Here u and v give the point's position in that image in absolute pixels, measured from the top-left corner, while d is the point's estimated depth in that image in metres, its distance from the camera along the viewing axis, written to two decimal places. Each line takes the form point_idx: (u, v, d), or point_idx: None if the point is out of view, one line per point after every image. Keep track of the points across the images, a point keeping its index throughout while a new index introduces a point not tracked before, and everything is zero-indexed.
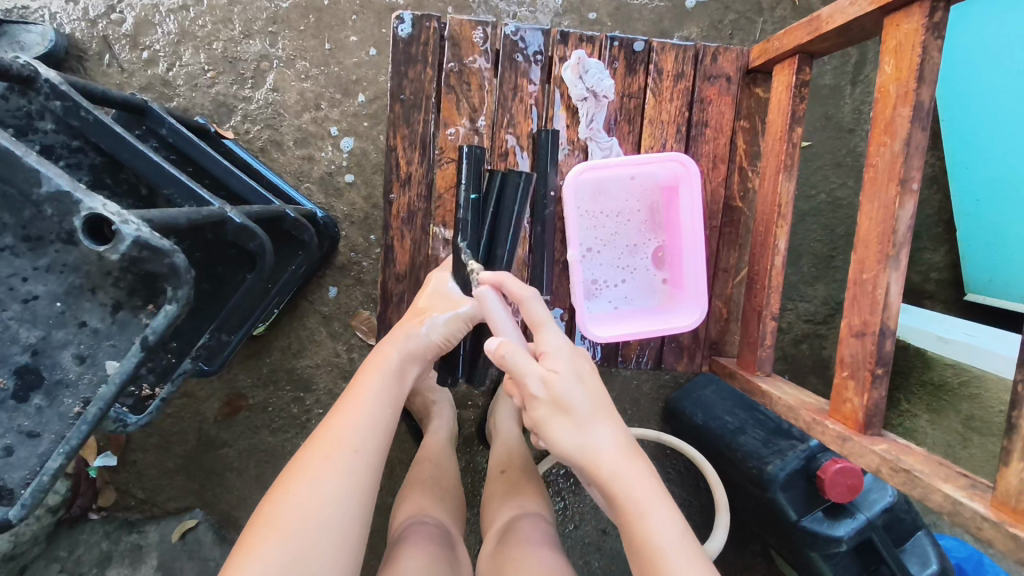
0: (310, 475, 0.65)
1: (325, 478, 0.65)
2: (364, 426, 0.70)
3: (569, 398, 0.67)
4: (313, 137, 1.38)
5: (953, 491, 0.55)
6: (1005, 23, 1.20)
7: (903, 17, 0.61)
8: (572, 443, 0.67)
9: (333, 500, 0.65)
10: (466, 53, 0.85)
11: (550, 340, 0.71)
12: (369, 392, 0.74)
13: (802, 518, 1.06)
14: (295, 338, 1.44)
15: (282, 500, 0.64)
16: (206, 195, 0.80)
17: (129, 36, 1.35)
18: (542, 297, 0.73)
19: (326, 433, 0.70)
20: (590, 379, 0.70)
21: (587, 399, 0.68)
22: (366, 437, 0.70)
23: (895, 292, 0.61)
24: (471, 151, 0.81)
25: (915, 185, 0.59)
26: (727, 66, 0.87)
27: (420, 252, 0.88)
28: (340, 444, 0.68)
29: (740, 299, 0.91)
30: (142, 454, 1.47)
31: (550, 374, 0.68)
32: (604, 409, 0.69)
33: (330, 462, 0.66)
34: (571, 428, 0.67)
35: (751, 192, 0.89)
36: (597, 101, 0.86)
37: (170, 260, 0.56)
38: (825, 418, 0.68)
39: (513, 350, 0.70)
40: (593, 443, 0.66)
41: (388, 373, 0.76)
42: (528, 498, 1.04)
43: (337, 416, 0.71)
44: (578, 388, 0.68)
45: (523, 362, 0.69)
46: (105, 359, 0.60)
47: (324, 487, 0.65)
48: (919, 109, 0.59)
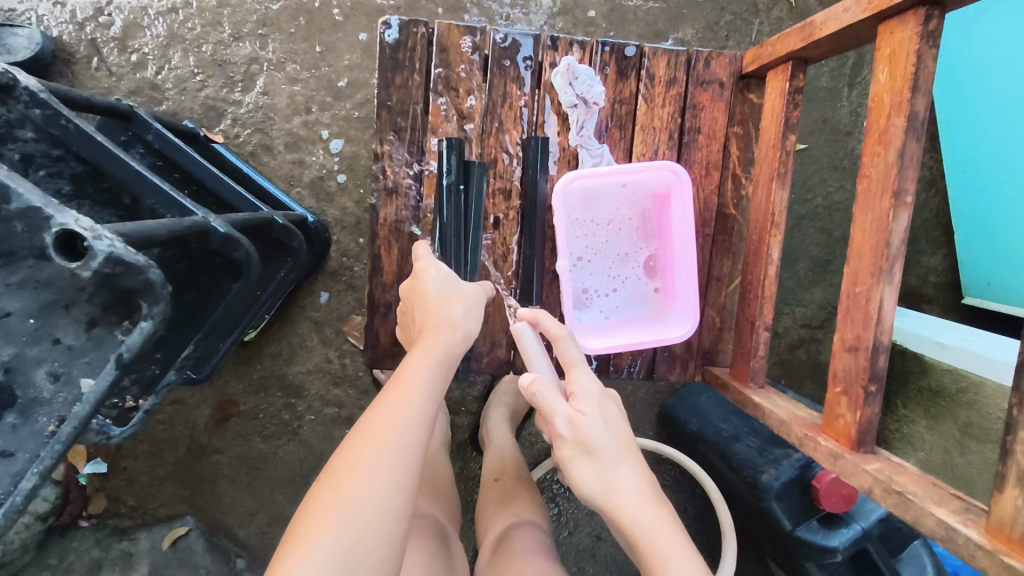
0: (359, 469, 0.61)
1: (377, 472, 0.61)
2: (413, 417, 0.67)
3: (595, 440, 0.69)
4: (304, 141, 1.36)
5: (947, 515, 0.54)
6: (998, 25, 1.20)
7: (898, 25, 0.59)
8: (595, 484, 0.68)
9: (385, 494, 0.61)
10: (454, 59, 0.83)
11: (581, 381, 0.74)
12: (414, 384, 0.69)
13: (796, 528, 1.06)
14: (287, 345, 1.43)
15: (331, 495, 0.60)
16: (190, 204, 0.79)
17: (118, 39, 1.33)
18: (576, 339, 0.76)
19: (372, 425, 0.65)
20: (616, 423, 0.72)
21: (612, 441, 0.70)
22: (414, 428, 0.66)
23: (888, 306, 0.60)
24: (450, 143, 0.80)
25: (909, 197, 0.58)
26: (720, 71, 0.86)
27: (407, 261, 0.86)
28: (390, 436, 0.64)
29: (733, 308, 0.89)
30: (133, 461, 1.46)
31: (577, 415, 0.71)
32: (631, 453, 0.70)
33: (380, 455, 0.63)
34: (594, 470, 0.69)
35: (744, 200, 0.88)
36: (587, 108, 0.84)
37: (145, 276, 0.55)
38: (818, 434, 0.67)
39: (544, 388, 0.73)
40: (615, 485, 0.68)
41: (429, 364, 0.72)
42: (522, 507, 1.03)
43: (382, 405, 0.67)
44: (604, 431, 0.70)
45: (552, 399, 0.72)
46: (80, 376, 0.58)
47: (376, 482, 0.61)
48: (914, 119, 0.57)
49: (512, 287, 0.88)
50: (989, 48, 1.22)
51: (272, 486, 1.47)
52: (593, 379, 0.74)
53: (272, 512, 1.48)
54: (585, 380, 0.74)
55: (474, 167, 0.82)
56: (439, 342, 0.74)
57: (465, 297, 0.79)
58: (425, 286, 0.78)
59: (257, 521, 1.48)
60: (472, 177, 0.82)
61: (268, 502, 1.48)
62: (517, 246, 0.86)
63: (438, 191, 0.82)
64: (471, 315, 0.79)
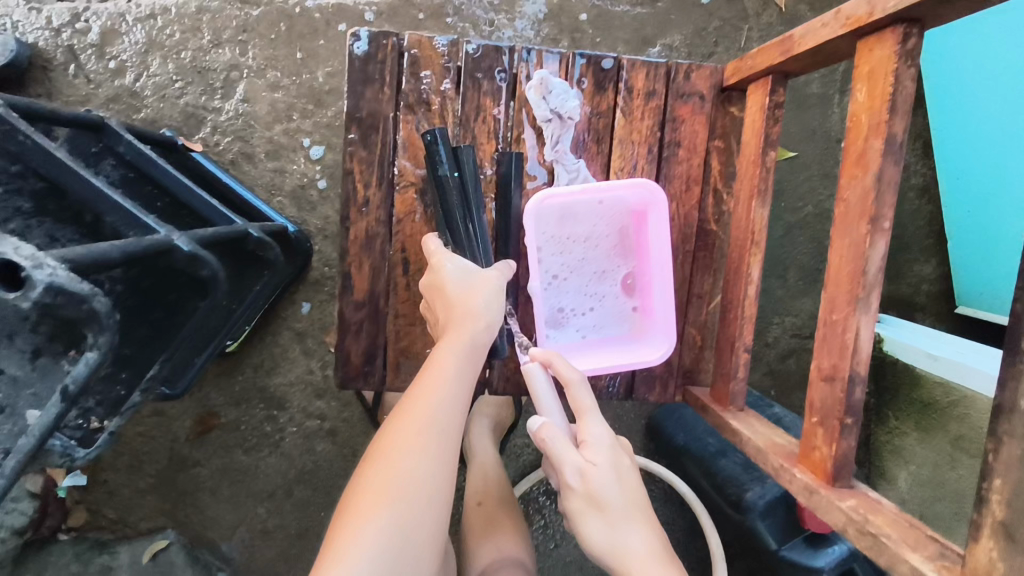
0: (396, 463, 0.66)
1: (413, 465, 0.66)
2: (445, 409, 0.70)
3: (605, 496, 0.69)
4: (285, 149, 1.34)
5: (920, 562, 0.52)
6: (992, 32, 1.18)
7: (876, 42, 0.57)
8: (603, 539, 0.69)
9: (422, 485, 0.66)
10: (426, 71, 0.81)
11: (593, 430, 0.73)
12: (448, 370, 0.72)
13: (781, 547, 1.02)
14: (268, 355, 1.40)
15: (374, 489, 0.64)
16: (152, 222, 0.77)
17: (95, 45, 1.31)
18: (588, 385, 0.75)
19: (412, 407, 0.69)
20: (627, 477, 0.71)
21: (622, 496, 0.70)
22: (446, 419, 0.70)
23: (865, 335, 0.58)
24: (438, 132, 0.77)
25: (887, 223, 0.56)
26: (700, 83, 0.83)
27: (380, 280, 0.84)
28: (430, 422, 0.69)
29: (715, 327, 0.87)
30: (112, 473, 1.43)
31: (590, 468, 0.70)
32: (640, 509, 0.70)
33: (416, 449, 0.67)
34: (602, 525, 0.69)
35: (726, 215, 0.86)
36: (562, 122, 0.82)
37: (89, 305, 0.54)
38: (793, 466, 0.65)
39: (556, 436, 0.71)
40: (625, 543, 0.68)
41: (462, 352, 0.73)
42: (507, 538, 1.00)
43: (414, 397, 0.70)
44: (615, 486, 0.70)
45: (563, 449, 0.70)
46: (25, 409, 0.56)
47: (415, 475, 0.66)
48: (892, 142, 0.55)
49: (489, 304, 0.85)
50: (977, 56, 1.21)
51: (254, 499, 1.45)
52: (605, 428, 0.73)
53: (254, 525, 1.46)
54: (599, 430, 0.72)
55: (464, 153, 0.79)
56: (466, 335, 0.74)
57: (485, 286, 0.76)
58: (443, 281, 0.76)
59: (238, 534, 1.46)
60: (462, 161, 0.78)
61: (250, 515, 1.46)
62: (496, 258, 0.84)
63: (436, 181, 0.78)
64: (493, 304, 0.76)
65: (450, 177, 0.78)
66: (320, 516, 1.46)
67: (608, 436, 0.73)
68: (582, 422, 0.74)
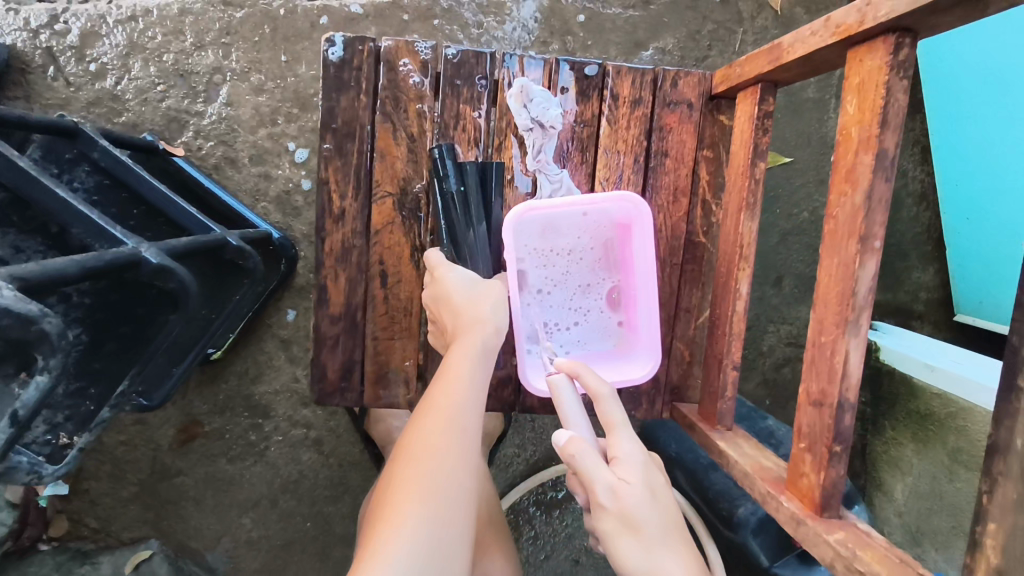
0: (426, 457, 0.64)
1: (441, 472, 0.63)
2: (468, 405, 0.69)
3: (640, 516, 0.64)
4: (270, 154, 1.31)
5: None
6: (984, 38, 1.16)
7: (867, 52, 0.55)
8: (639, 564, 0.64)
9: (454, 481, 0.64)
10: (405, 77, 0.78)
11: (624, 446, 0.69)
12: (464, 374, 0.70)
13: (773, 564, 1.00)
14: (253, 363, 1.38)
15: (405, 495, 0.61)
16: (119, 234, 0.75)
17: (75, 47, 1.28)
18: (619, 399, 0.71)
19: (433, 413, 0.67)
20: (663, 497, 0.67)
21: (656, 517, 0.65)
22: (470, 415, 0.69)
23: (854, 360, 0.55)
24: (440, 147, 0.77)
25: (877, 242, 0.53)
26: (688, 91, 0.81)
27: (357, 293, 0.81)
28: (453, 426, 0.67)
29: (704, 341, 0.84)
30: (95, 483, 1.41)
31: (622, 485, 0.66)
32: (676, 533, 0.66)
33: (445, 443, 0.65)
34: (637, 548, 0.64)
35: (715, 227, 0.83)
36: (543, 132, 0.80)
37: (37, 327, 0.51)
38: (781, 493, 0.62)
39: (587, 451, 0.67)
40: (662, 569, 0.63)
41: (478, 356, 0.72)
42: (494, 562, 0.94)
43: (435, 394, 0.69)
44: (650, 506, 0.65)
45: (594, 465, 0.66)
46: None
47: (446, 468, 0.64)
48: (883, 157, 0.52)
49: None
50: (975, 61, 1.19)
51: (239, 509, 1.42)
52: (637, 444, 0.69)
53: (239, 535, 1.43)
54: (630, 446, 0.69)
55: (471, 167, 0.78)
56: (480, 339, 0.73)
57: (492, 294, 0.76)
58: (448, 290, 0.74)
59: (223, 544, 1.43)
60: (466, 175, 0.78)
61: (235, 525, 1.44)
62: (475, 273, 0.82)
63: (436, 194, 0.78)
64: (502, 308, 0.76)
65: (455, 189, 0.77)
66: (306, 527, 1.44)
67: (641, 452, 0.69)
68: (612, 436, 0.70)
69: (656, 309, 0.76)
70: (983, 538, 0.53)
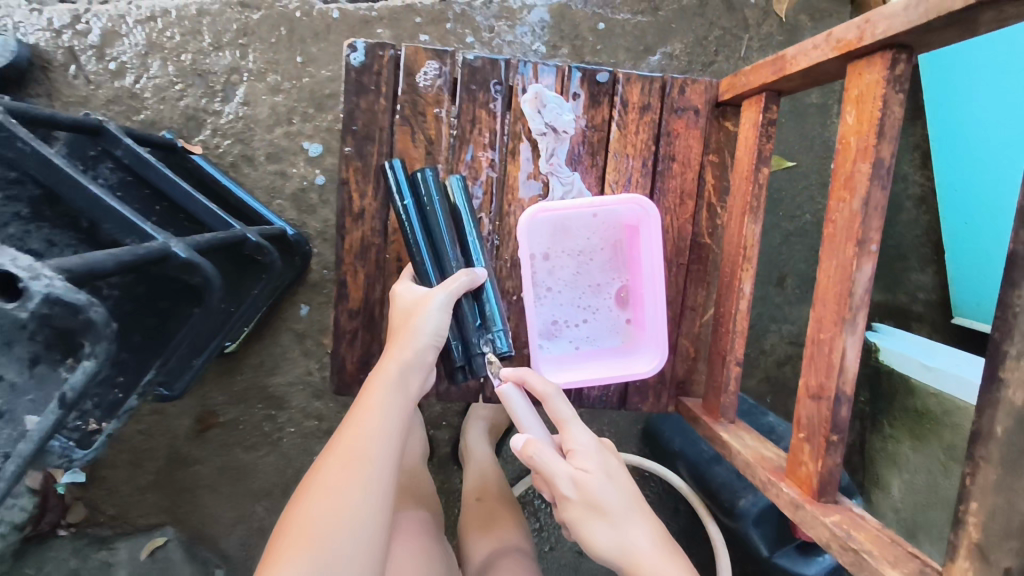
0: (328, 490, 0.69)
1: (342, 497, 0.69)
2: (378, 437, 0.73)
3: (601, 498, 0.72)
4: (286, 152, 1.35)
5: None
6: (984, 46, 1.19)
7: (865, 67, 0.58)
8: (609, 541, 0.71)
9: (357, 506, 0.69)
10: (423, 82, 0.81)
11: (577, 437, 0.76)
12: (377, 404, 0.75)
13: (774, 554, 1.05)
14: (268, 356, 1.42)
15: (306, 520, 0.67)
16: (149, 229, 0.78)
17: (95, 47, 1.31)
18: (564, 396, 0.79)
19: (345, 442, 0.73)
20: (620, 478, 0.75)
21: (618, 497, 0.73)
22: (381, 446, 0.73)
23: (851, 356, 0.58)
24: (391, 164, 0.77)
25: (874, 245, 0.57)
26: (695, 98, 0.84)
27: (375, 289, 0.85)
28: (361, 455, 0.72)
29: (708, 338, 0.88)
30: (112, 470, 1.45)
31: (581, 473, 0.73)
32: (636, 506, 0.74)
33: (348, 475, 0.70)
34: (606, 529, 0.71)
35: (720, 228, 0.87)
36: (556, 136, 0.83)
37: (85, 315, 0.54)
38: (781, 480, 0.65)
39: (543, 449, 0.74)
40: (631, 542, 0.71)
41: (396, 380, 0.76)
42: (507, 530, 1.06)
43: (350, 428, 0.74)
44: (609, 486, 0.73)
45: (553, 460, 0.73)
46: (23, 414, 0.58)
47: (344, 500, 0.69)
48: (880, 165, 0.56)
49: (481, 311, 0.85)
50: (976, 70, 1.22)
51: (253, 497, 1.47)
52: (588, 434, 0.77)
53: (252, 523, 1.47)
54: (582, 436, 0.76)
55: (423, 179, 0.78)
56: (399, 364, 0.77)
57: (424, 307, 0.78)
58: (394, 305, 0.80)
59: (237, 530, 1.47)
60: (416, 190, 0.78)
61: (249, 512, 1.48)
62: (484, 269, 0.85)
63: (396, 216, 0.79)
64: (434, 322, 0.77)
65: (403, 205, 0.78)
66: None
67: (592, 440, 0.77)
68: (564, 431, 0.77)
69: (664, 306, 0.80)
70: (966, 517, 0.55)
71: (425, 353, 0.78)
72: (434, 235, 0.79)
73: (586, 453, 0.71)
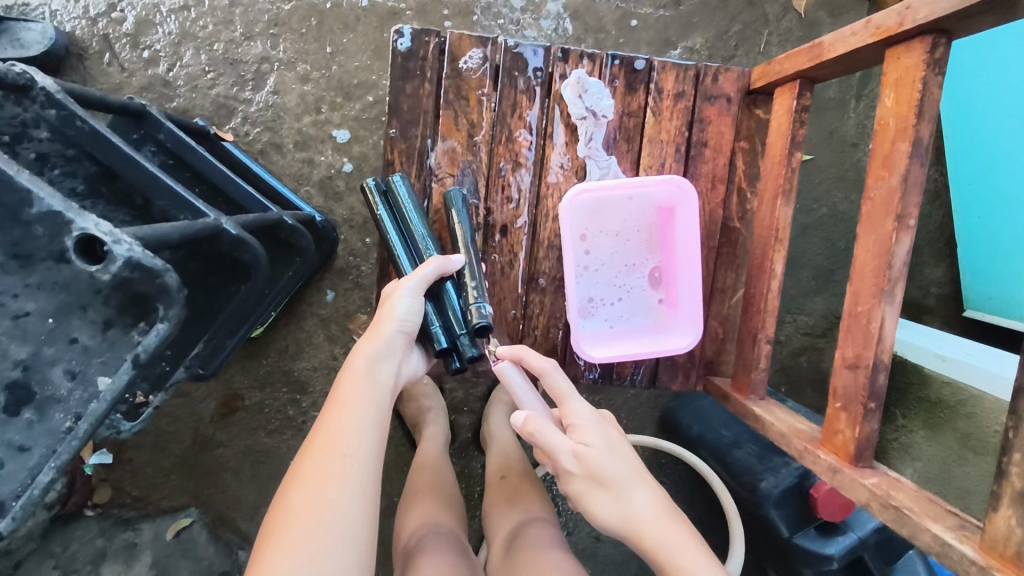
0: (306, 492, 0.69)
1: (317, 492, 0.69)
2: (352, 433, 0.74)
3: (602, 469, 0.75)
4: (314, 140, 1.37)
5: (942, 532, 0.58)
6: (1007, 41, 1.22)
7: (904, 51, 0.61)
8: (613, 511, 0.74)
9: (336, 499, 0.69)
10: (466, 66, 0.84)
11: (577, 412, 0.80)
12: (350, 398, 0.76)
13: (794, 535, 1.08)
14: (293, 341, 1.44)
15: (284, 520, 0.67)
16: (202, 207, 0.80)
17: (130, 35, 1.34)
18: (561, 373, 0.83)
19: (321, 439, 0.73)
20: (621, 449, 0.78)
21: (618, 468, 0.75)
22: (355, 443, 0.73)
23: (889, 325, 0.62)
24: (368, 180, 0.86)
25: (912, 221, 0.60)
26: (727, 86, 0.87)
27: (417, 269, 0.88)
28: (335, 449, 0.72)
29: (736, 319, 0.91)
30: (138, 453, 1.46)
31: (581, 447, 0.77)
32: (639, 475, 0.76)
33: (325, 475, 0.70)
34: (609, 499, 0.75)
35: (750, 213, 0.90)
36: (596, 121, 0.86)
37: (161, 279, 0.57)
38: (817, 449, 0.71)
39: (545, 426, 0.79)
40: (632, 510, 0.73)
41: (365, 372, 0.79)
42: (532, 503, 1.09)
43: (322, 428, 0.74)
44: (610, 458, 0.76)
45: (553, 435, 0.78)
46: (96, 375, 0.60)
47: (325, 500, 0.69)
48: (918, 144, 0.59)
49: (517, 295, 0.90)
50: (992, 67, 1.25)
51: (276, 481, 1.49)
52: (586, 408, 0.80)
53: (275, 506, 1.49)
54: (581, 410, 0.80)
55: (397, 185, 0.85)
56: (370, 355, 0.80)
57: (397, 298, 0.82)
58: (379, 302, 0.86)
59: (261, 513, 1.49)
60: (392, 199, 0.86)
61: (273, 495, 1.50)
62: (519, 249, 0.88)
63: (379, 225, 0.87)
64: (405, 310, 0.81)
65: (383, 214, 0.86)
66: None
67: (591, 414, 0.80)
68: (563, 406, 0.81)
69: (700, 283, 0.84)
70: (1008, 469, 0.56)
71: (392, 341, 0.81)
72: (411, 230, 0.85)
73: (584, 426, 0.75)
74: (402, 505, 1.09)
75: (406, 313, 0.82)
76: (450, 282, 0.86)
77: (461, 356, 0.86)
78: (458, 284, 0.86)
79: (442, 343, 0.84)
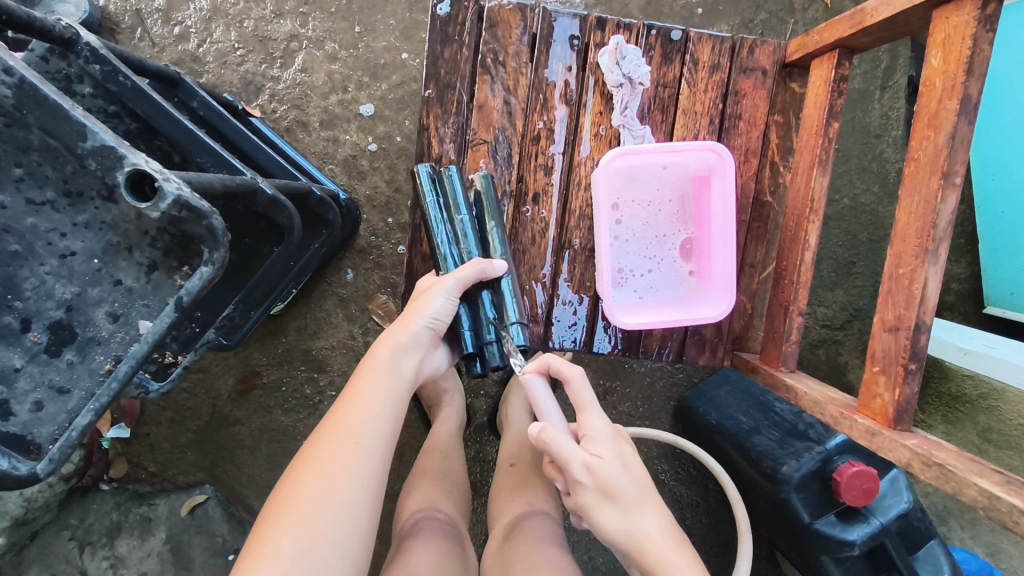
0: (316, 475, 0.69)
1: (326, 479, 0.69)
2: (368, 422, 0.74)
3: (613, 483, 0.73)
4: (339, 119, 1.38)
5: (989, 486, 0.62)
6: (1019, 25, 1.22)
7: (952, 11, 0.69)
8: (619, 527, 0.73)
9: (348, 489, 0.69)
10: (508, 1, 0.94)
11: (594, 423, 0.78)
12: (366, 389, 0.77)
13: (815, 521, 1.02)
14: (312, 319, 1.42)
15: (291, 501, 0.67)
16: (239, 164, 0.79)
17: (162, 11, 1.35)
18: (588, 383, 0.82)
19: (334, 425, 0.73)
20: (634, 466, 0.76)
21: (630, 485, 0.74)
22: (370, 431, 0.74)
23: (931, 285, 0.71)
24: (418, 167, 0.90)
25: (957, 178, 0.69)
26: (763, 59, 0.97)
27: (457, 244, 0.90)
28: (348, 438, 0.72)
29: (764, 295, 1.02)
30: (155, 427, 1.43)
31: (595, 460, 0.75)
32: (648, 494, 0.75)
33: (336, 458, 0.70)
34: (616, 514, 0.73)
35: (780, 188, 0.99)
36: (632, 87, 0.95)
37: (207, 221, 0.57)
38: (855, 413, 0.79)
39: (557, 434, 0.76)
40: (639, 529, 0.73)
41: (386, 364, 0.80)
42: (538, 496, 1.06)
43: (338, 414, 0.75)
44: (622, 474, 0.74)
45: (567, 445, 0.75)
46: (138, 318, 0.61)
47: (332, 483, 0.69)
48: (966, 101, 0.67)
49: (558, 276, 0.99)
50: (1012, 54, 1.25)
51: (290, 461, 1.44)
52: (605, 422, 0.78)
53: None
54: (598, 423, 0.78)
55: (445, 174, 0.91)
56: (391, 347, 0.82)
57: (433, 293, 0.85)
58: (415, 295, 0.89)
59: None
60: (440, 188, 0.90)
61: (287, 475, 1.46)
62: (553, 214, 0.98)
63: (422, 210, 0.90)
64: (439, 306, 0.84)
65: (427, 199, 0.90)
66: None
67: (608, 428, 0.78)
68: (582, 417, 0.79)
69: (733, 253, 0.94)
70: None
71: (419, 335, 0.84)
72: (453, 216, 0.90)
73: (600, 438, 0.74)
74: (405, 486, 1.07)
75: (437, 311, 0.85)
76: (487, 290, 0.90)
77: (486, 362, 0.91)
78: (495, 294, 0.90)
79: (469, 347, 0.89)
